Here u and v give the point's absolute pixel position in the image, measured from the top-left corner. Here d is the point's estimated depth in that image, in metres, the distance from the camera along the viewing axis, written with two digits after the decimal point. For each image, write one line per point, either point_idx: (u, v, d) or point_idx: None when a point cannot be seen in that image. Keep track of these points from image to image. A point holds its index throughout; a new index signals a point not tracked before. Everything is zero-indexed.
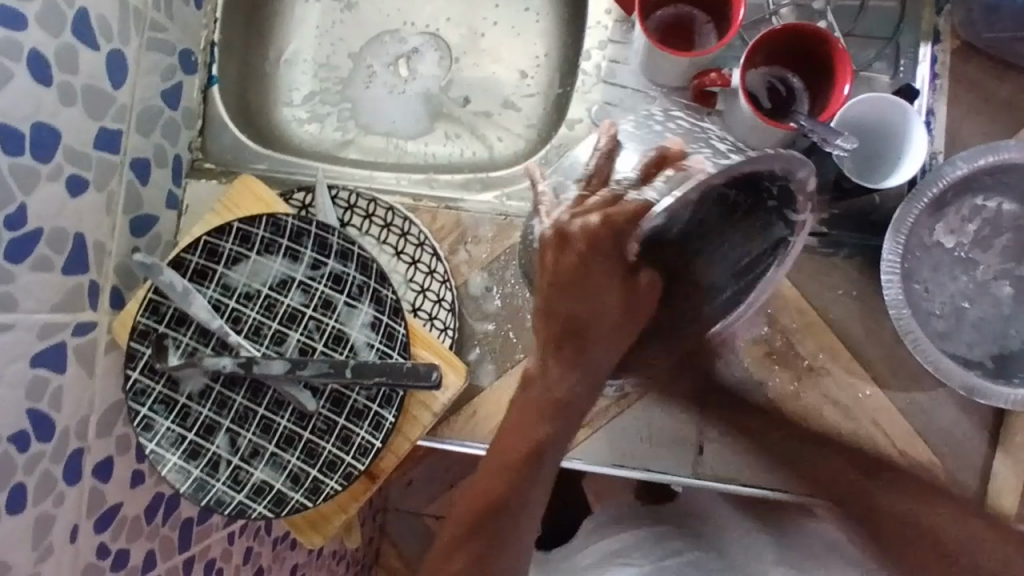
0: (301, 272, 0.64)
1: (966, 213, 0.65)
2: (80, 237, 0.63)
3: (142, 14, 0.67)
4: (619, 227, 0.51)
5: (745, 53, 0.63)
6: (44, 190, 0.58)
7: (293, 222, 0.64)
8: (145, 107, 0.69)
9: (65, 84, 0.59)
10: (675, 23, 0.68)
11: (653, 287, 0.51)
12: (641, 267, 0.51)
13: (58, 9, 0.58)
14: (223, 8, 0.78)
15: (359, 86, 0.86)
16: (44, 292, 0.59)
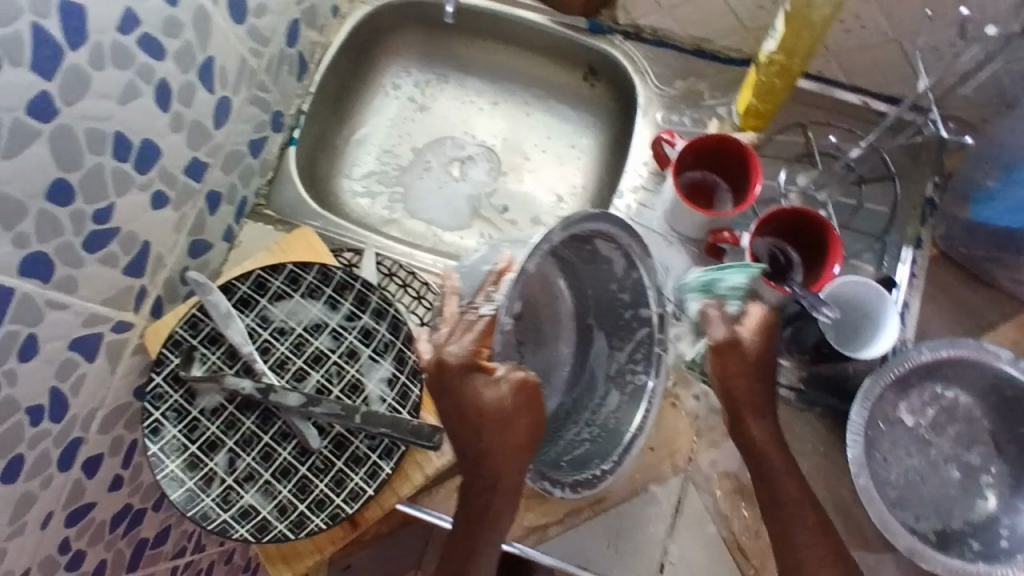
0: (335, 320, 0.69)
1: (926, 398, 0.73)
2: (146, 245, 0.69)
3: (255, 74, 0.77)
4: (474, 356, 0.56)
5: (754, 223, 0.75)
6: (132, 196, 0.65)
7: (340, 274, 0.70)
8: (234, 149, 0.78)
9: (179, 113, 0.68)
10: (700, 184, 0.79)
11: (524, 387, 0.58)
12: (505, 379, 0.57)
13: (193, 52, 0.67)
14: (318, 86, 0.89)
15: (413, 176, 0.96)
16: (102, 284, 0.65)
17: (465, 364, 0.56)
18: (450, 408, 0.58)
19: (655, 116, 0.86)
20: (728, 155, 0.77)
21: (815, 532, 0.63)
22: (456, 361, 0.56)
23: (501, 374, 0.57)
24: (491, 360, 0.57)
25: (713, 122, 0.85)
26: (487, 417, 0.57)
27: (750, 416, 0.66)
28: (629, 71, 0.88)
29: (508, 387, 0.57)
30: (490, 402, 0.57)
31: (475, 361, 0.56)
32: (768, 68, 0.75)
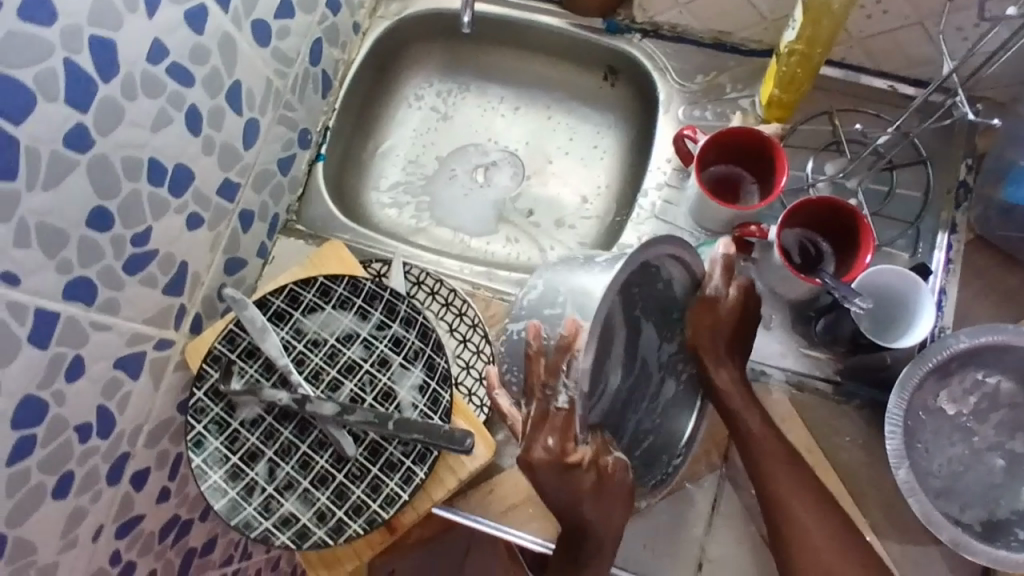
0: (366, 330, 0.71)
1: (968, 385, 0.72)
2: (183, 265, 0.71)
3: (281, 95, 0.80)
4: (559, 451, 0.53)
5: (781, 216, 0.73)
6: (168, 219, 0.68)
7: (369, 285, 0.72)
8: (264, 168, 0.80)
9: (210, 137, 0.71)
10: (727, 179, 0.78)
11: (618, 466, 0.57)
12: (600, 457, 0.56)
13: (220, 78, 0.70)
14: (343, 102, 0.92)
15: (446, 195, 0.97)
16: (143, 303, 0.68)
17: (556, 462, 0.54)
18: (554, 497, 0.57)
19: (676, 112, 0.85)
20: (751, 147, 0.76)
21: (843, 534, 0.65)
22: (545, 461, 0.53)
23: (590, 459, 0.55)
24: (576, 450, 0.54)
25: (737, 115, 0.84)
26: (592, 493, 0.56)
27: (755, 423, 0.67)
28: (649, 69, 0.88)
29: (608, 464, 0.56)
30: (587, 486, 0.55)
31: (562, 459, 0.53)
32: (789, 58, 0.74)
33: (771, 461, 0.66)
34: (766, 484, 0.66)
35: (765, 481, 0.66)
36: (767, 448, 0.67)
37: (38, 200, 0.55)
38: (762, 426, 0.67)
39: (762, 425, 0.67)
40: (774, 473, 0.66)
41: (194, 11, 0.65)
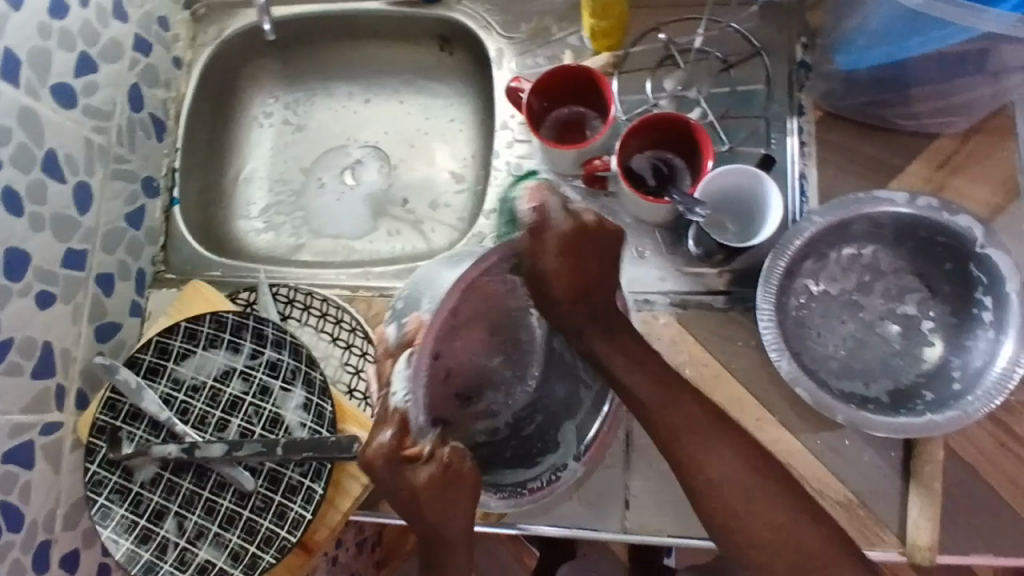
0: (241, 362, 0.70)
1: (845, 263, 0.72)
2: (47, 345, 0.70)
3: (108, 150, 0.78)
4: (448, 474, 0.56)
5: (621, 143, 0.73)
6: (12, 305, 0.66)
7: (233, 317, 0.70)
8: (111, 228, 0.78)
9: (36, 213, 0.69)
10: (570, 121, 0.78)
11: (456, 454, 0.57)
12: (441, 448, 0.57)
13: (30, 151, 0.68)
14: (184, 140, 0.89)
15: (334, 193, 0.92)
16: (11, 394, 0.66)
17: (389, 457, 0.54)
18: (396, 500, 0.57)
19: (510, 65, 0.84)
20: (574, 83, 0.75)
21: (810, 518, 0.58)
22: (379, 457, 0.54)
23: (429, 453, 0.56)
24: (414, 446, 0.55)
25: (568, 54, 0.83)
26: (424, 495, 0.56)
27: (668, 412, 0.60)
28: (474, 28, 0.86)
29: (443, 455, 0.56)
30: (425, 479, 0.55)
31: (401, 454, 0.54)
32: None
33: (693, 454, 0.59)
34: (691, 476, 0.59)
35: (690, 467, 0.59)
36: (703, 447, 0.59)
37: None
38: (677, 418, 0.60)
39: (684, 410, 0.60)
40: (705, 466, 0.58)
41: None
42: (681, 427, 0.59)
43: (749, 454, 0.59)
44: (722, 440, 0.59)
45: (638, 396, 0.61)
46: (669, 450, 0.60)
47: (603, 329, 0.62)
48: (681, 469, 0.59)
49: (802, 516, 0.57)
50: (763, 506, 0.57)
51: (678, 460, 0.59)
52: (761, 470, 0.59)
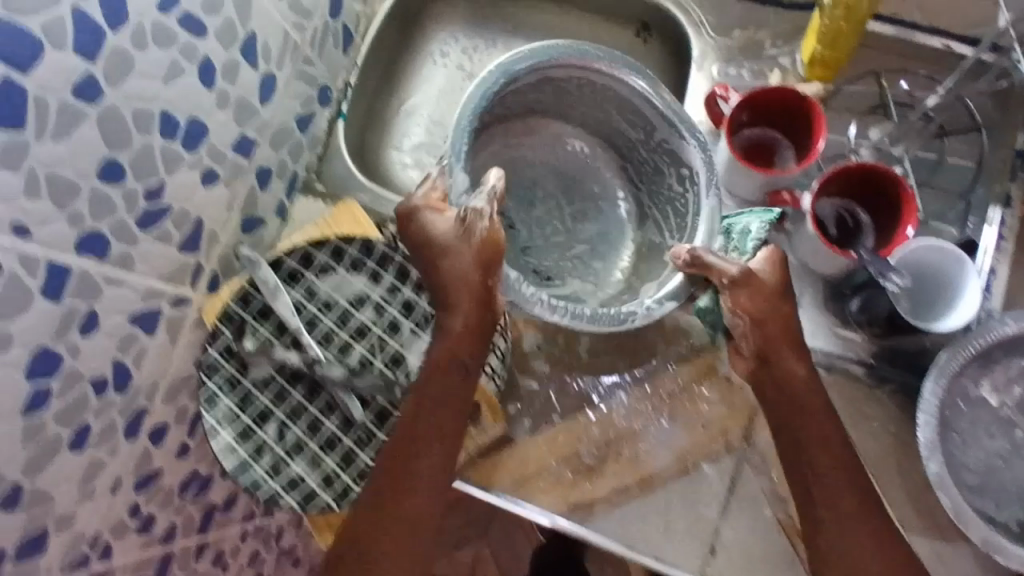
0: (377, 294, 0.70)
1: (1013, 375, 0.67)
2: (199, 222, 0.71)
3: (300, 49, 0.77)
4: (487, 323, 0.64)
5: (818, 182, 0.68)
6: (182, 175, 0.67)
7: (382, 248, 0.70)
8: (281, 125, 0.79)
9: (224, 92, 0.69)
10: (760, 142, 0.73)
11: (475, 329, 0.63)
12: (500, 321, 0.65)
13: (235, 30, 0.67)
14: (364, 57, 0.89)
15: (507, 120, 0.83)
16: (158, 260, 0.67)
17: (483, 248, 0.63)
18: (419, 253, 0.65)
19: (711, 69, 0.79)
20: (785, 107, 0.71)
21: (908, 558, 0.61)
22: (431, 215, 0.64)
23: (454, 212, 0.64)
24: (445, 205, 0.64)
25: (775, 72, 0.78)
26: (437, 245, 0.63)
27: (771, 319, 0.64)
28: (681, 22, 0.81)
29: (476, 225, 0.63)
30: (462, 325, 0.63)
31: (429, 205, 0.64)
32: (833, 10, 0.68)
33: (809, 456, 0.63)
34: (806, 457, 0.63)
35: (789, 440, 0.64)
36: (831, 436, 0.63)
37: (47, 150, 0.53)
38: (785, 323, 0.65)
39: (808, 388, 0.64)
40: (813, 447, 0.63)
41: None
42: (788, 332, 0.65)
43: (860, 488, 0.62)
44: (829, 453, 0.63)
45: (768, 326, 0.64)
46: (788, 420, 0.64)
47: (763, 318, 0.64)
48: (803, 479, 0.63)
49: (878, 557, 0.60)
50: (870, 502, 0.62)
51: (789, 434, 0.64)
52: (880, 516, 0.62)
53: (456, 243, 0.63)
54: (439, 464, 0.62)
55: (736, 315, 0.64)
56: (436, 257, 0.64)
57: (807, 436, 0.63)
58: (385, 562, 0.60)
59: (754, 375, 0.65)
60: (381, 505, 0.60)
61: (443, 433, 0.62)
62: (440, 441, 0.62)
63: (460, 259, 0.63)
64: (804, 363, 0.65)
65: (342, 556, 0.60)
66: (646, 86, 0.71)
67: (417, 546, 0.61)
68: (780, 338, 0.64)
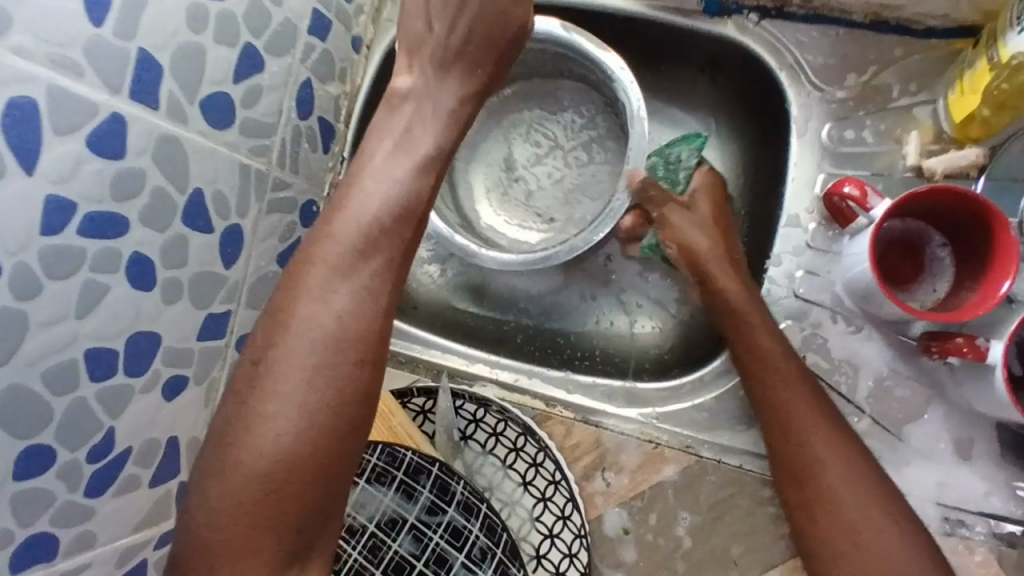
0: (414, 514, 0.53)
1: None
2: (173, 440, 0.55)
3: (265, 175, 0.58)
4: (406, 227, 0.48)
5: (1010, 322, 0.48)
6: (136, 405, 0.50)
7: (413, 455, 0.54)
8: (259, 276, 0.61)
9: (172, 281, 0.51)
10: (900, 238, 0.55)
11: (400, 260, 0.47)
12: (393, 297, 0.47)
13: (170, 198, 0.49)
14: (351, 147, 0.69)
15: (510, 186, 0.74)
16: (127, 513, 0.52)
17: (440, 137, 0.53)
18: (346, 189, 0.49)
19: (818, 131, 0.59)
20: (950, 208, 0.51)
21: (922, 540, 0.50)
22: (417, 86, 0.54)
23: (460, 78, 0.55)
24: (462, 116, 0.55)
25: (912, 134, 0.58)
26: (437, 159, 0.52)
27: (760, 338, 0.56)
28: (772, 67, 0.61)
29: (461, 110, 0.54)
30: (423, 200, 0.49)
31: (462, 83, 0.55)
32: (1013, 74, 0.48)
33: (812, 471, 0.52)
34: (815, 501, 0.52)
35: (817, 490, 0.52)
36: (819, 458, 0.52)
37: None
38: (776, 346, 0.56)
39: (804, 406, 0.54)
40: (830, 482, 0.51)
41: (100, 130, 0.43)
42: (771, 348, 0.56)
43: (873, 480, 0.51)
44: (828, 466, 0.52)
45: (769, 362, 0.55)
46: (784, 461, 0.54)
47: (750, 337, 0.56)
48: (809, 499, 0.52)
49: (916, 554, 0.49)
50: (875, 549, 0.49)
51: (797, 463, 0.53)
52: (898, 498, 0.51)
53: (440, 121, 0.54)
54: (328, 416, 0.43)
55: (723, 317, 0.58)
56: (362, 185, 0.49)
57: (811, 453, 0.53)
58: (231, 559, 0.41)
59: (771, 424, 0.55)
60: (236, 441, 0.42)
61: (335, 333, 0.44)
62: (322, 346, 0.43)
63: (381, 175, 0.49)
64: (785, 349, 0.56)
65: (192, 553, 0.42)
66: (594, 49, 0.61)
67: (310, 522, 0.43)
68: (785, 389, 0.54)
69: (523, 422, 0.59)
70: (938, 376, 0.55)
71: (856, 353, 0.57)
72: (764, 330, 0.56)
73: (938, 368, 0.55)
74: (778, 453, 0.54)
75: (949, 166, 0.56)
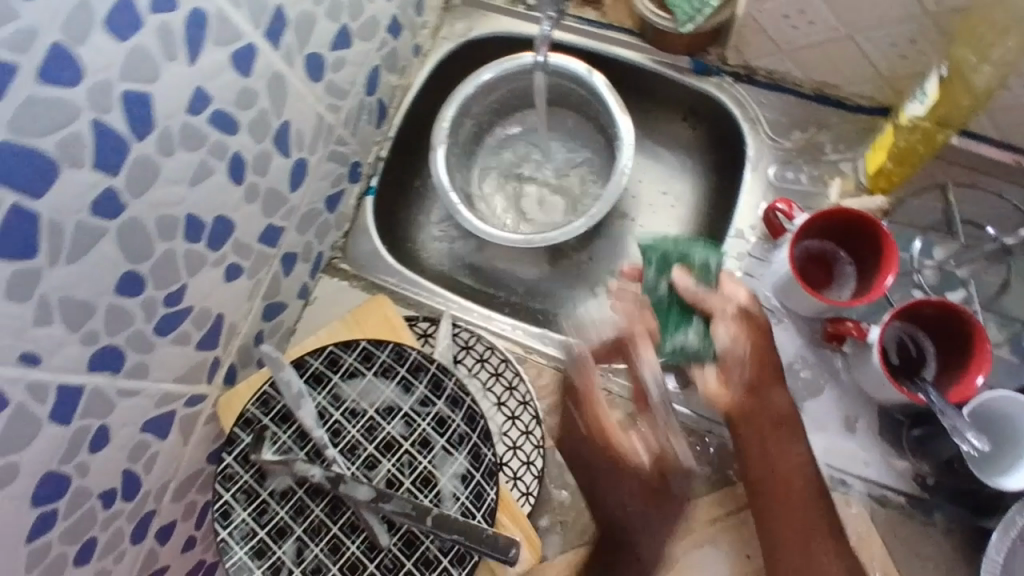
0: (408, 404, 0.65)
1: None
2: (219, 318, 0.66)
3: (333, 129, 0.73)
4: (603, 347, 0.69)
5: (890, 312, 0.66)
6: (205, 274, 0.62)
7: (416, 355, 0.66)
8: (309, 208, 0.74)
9: (253, 184, 0.64)
10: (819, 254, 0.71)
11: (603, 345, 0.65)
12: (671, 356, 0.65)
13: (268, 120, 0.63)
14: (397, 131, 0.84)
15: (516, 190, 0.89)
16: (173, 364, 0.63)
17: None
18: None
19: (766, 171, 0.77)
20: (856, 228, 0.68)
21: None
22: None
23: None
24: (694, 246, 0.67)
25: (835, 181, 0.75)
26: None
27: (771, 382, 0.66)
28: (737, 118, 0.79)
29: None
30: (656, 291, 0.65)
31: None
32: (911, 133, 0.66)
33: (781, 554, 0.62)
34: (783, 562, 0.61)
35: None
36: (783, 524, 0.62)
37: (58, 275, 0.49)
38: (796, 440, 0.64)
39: (813, 517, 0.61)
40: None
41: (241, 52, 0.57)
42: (793, 441, 0.64)
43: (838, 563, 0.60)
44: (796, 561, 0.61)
45: (782, 455, 0.64)
46: (773, 500, 0.63)
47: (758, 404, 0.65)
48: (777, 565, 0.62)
49: None
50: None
51: (774, 543, 0.62)
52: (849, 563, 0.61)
53: None
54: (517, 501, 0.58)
55: (729, 404, 0.66)
56: None
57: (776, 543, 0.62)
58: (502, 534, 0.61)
59: (737, 404, 0.66)
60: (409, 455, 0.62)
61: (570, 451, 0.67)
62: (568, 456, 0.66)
63: None
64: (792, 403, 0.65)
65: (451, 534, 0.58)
66: (614, 109, 0.80)
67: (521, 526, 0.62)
68: (765, 423, 0.65)
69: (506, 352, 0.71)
70: (834, 363, 0.71)
71: (773, 340, 0.72)
72: (766, 393, 0.65)
73: (836, 359, 0.71)
74: (746, 444, 0.65)
75: (861, 206, 0.73)
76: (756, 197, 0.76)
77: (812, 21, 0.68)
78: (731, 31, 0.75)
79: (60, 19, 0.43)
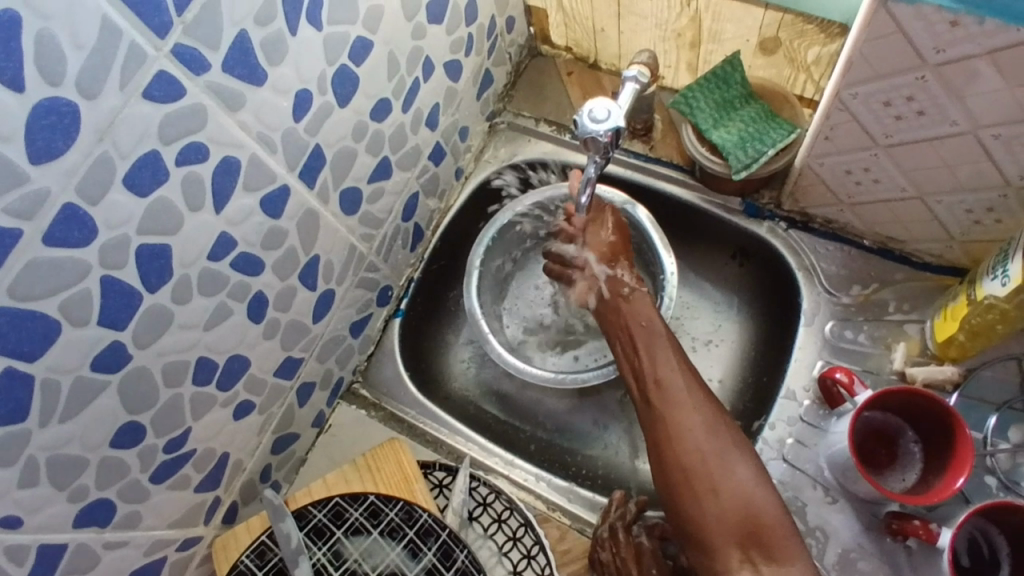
0: (413, 572, 0.58)
1: None
2: (224, 456, 0.62)
3: (365, 258, 0.70)
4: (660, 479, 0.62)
5: (966, 512, 0.58)
6: (212, 415, 0.59)
7: (426, 517, 0.60)
8: (333, 336, 0.71)
9: (274, 320, 0.61)
10: (880, 430, 0.64)
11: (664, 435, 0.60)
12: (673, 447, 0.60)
13: (296, 257, 0.60)
14: (433, 252, 0.81)
15: (551, 318, 0.84)
16: (168, 509, 0.59)
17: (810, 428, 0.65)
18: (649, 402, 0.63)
19: (823, 326, 0.71)
20: (923, 408, 0.61)
21: (761, 473, 0.57)
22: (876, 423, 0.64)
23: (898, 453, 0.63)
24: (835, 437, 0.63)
25: (900, 344, 0.69)
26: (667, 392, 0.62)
27: (643, 318, 0.67)
28: (792, 266, 0.73)
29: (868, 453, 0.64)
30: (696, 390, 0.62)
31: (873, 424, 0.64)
32: (986, 311, 0.60)
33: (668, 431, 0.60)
34: (671, 465, 0.59)
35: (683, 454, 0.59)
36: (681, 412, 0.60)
37: (49, 434, 0.45)
38: (673, 350, 0.64)
39: (689, 403, 0.61)
40: (681, 447, 0.59)
41: (272, 194, 0.55)
42: (660, 343, 0.65)
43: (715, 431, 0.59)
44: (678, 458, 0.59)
45: (658, 369, 0.63)
46: (656, 424, 0.61)
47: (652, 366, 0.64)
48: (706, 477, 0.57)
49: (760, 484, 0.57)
50: (725, 480, 0.57)
51: (660, 433, 0.61)
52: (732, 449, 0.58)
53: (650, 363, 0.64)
54: None
55: (627, 335, 0.67)
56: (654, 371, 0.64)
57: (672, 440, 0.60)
58: None
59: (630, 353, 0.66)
60: None
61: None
62: None
63: (678, 431, 0.60)
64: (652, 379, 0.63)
65: None
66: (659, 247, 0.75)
67: None
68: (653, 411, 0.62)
69: (526, 514, 0.65)
70: (898, 557, 0.63)
71: (827, 522, 0.65)
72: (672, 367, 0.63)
73: (899, 551, 0.63)
74: (640, 390, 0.64)
75: (930, 375, 0.66)
76: (812, 356, 0.70)
77: (877, 180, 0.63)
78: (789, 178, 0.71)
79: (76, 181, 0.40)
